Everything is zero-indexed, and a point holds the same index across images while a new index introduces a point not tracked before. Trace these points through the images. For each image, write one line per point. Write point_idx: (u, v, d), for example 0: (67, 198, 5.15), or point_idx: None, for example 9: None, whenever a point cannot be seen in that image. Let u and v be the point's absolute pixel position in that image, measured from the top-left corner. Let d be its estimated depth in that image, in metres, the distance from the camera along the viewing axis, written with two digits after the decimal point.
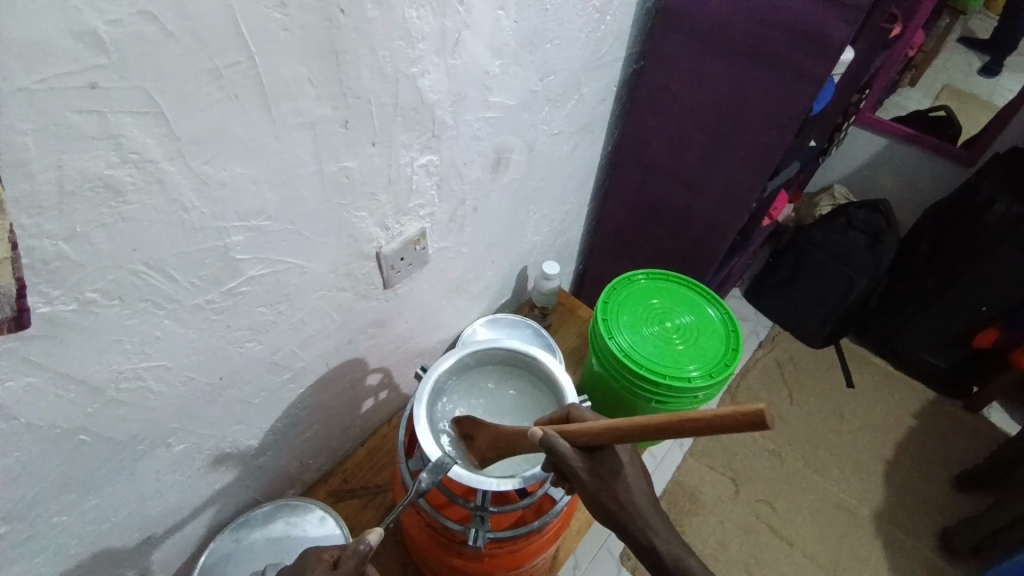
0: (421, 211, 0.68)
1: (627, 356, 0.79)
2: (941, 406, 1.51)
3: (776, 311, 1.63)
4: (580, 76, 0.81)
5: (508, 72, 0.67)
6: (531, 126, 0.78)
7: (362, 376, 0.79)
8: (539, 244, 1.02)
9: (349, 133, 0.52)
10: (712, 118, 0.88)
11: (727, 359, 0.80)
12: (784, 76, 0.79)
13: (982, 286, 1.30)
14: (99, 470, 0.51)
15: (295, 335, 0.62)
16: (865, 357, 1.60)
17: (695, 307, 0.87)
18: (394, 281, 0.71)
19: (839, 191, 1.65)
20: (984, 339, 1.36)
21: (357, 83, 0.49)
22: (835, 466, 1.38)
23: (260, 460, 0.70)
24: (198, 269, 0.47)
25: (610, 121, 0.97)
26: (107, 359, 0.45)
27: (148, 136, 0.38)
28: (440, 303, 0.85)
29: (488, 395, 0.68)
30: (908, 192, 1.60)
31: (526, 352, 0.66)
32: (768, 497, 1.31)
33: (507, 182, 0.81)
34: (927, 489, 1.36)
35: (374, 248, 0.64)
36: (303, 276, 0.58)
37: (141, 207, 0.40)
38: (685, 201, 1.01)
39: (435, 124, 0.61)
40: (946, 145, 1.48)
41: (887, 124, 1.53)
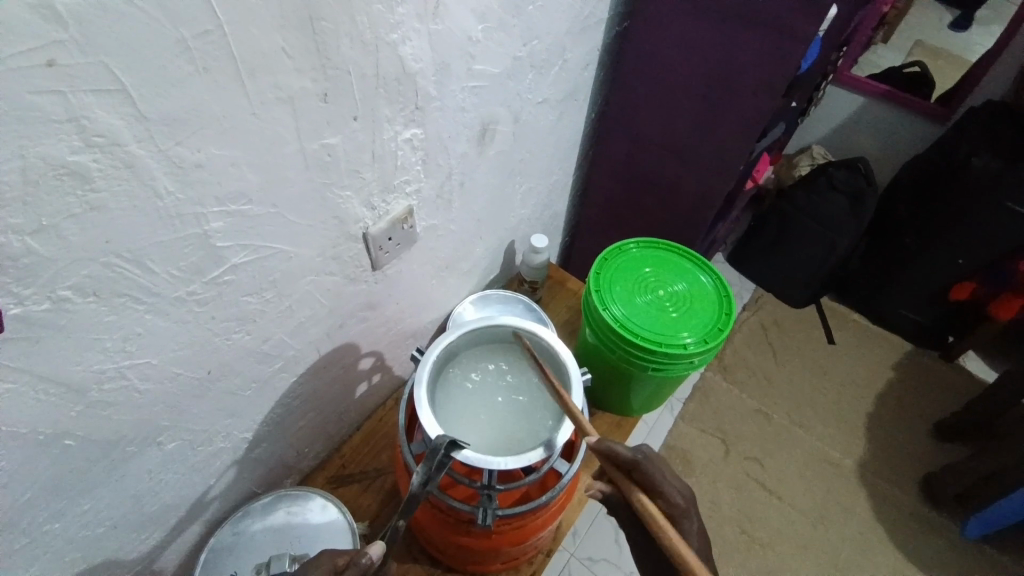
0: (408, 187, 0.65)
1: (622, 325, 0.79)
2: (918, 359, 1.57)
3: (760, 274, 1.66)
4: (564, 41, 0.78)
5: (491, 38, 0.64)
6: (515, 95, 0.75)
7: (355, 360, 0.77)
8: (527, 217, 1.01)
9: (330, 108, 0.49)
10: (700, 80, 0.86)
11: (720, 324, 0.80)
12: (774, 34, 0.76)
13: (960, 242, 1.33)
14: (89, 474, 0.49)
15: (285, 322, 0.60)
16: (844, 315, 1.64)
17: (687, 274, 0.87)
18: (384, 261, 0.69)
19: (818, 152, 1.66)
20: (961, 292, 1.41)
21: (336, 53, 0.46)
22: (819, 422, 1.43)
23: (256, 451, 0.69)
24: (178, 259, 0.44)
25: (595, 88, 0.94)
26: (88, 359, 0.42)
27: (113, 116, 0.35)
28: (430, 282, 0.83)
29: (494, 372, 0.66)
30: (885, 150, 1.62)
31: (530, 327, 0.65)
32: (757, 455, 1.36)
33: (493, 155, 0.79)
34: (907, 438, 1.42)
35: (362, 229, 0.62)
36: (289, 262, 0.55)
37: (111, 194, 0.37)
38: (673, 168, 0.99)
39: (418, 96, 0.58)
40: (921, 102, 1.49)
41: (865, 82, 1.55)
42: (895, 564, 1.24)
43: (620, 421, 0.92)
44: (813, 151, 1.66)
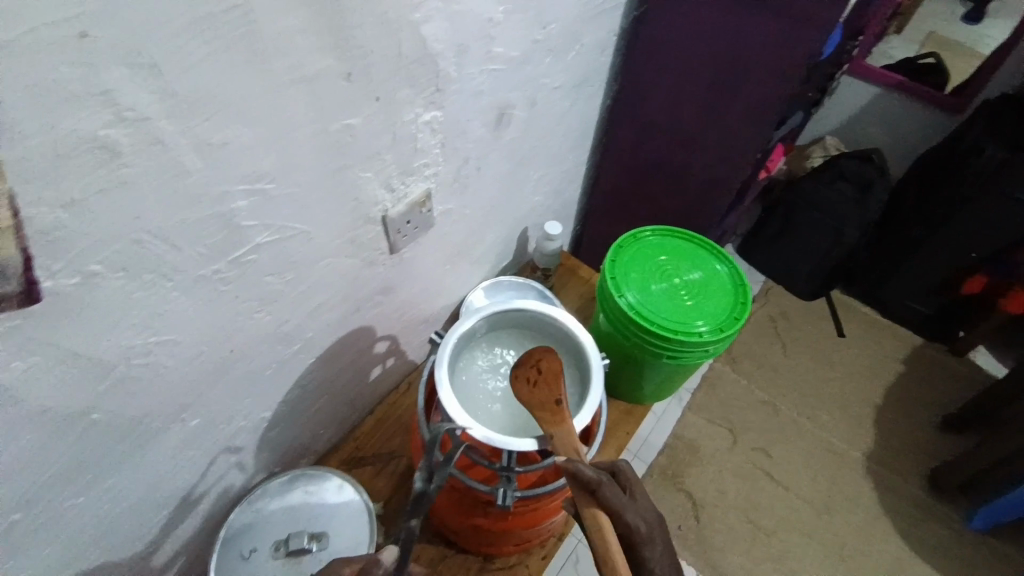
0: (426, 171, 0.65)
1: (636, 312, 0.79)
2: (928, 352, 1.56)
3: (770, 265, 1.65)
4: (581, 24, 0.77)
5: (511, 19, 0.63)
6: (532, 80, 0.75)
7: (369, 344, 0.77)
8: (539, 204, 1.00)
9: (352, 88, 0.49)
10: (717, 66, 0.85)
11: (736, 313, 0.80)
12: (795, 19, 0.76)
13: (971, 234, 1.33)
14: (113, 450, 0.49)
15: (303, 304, 0.60)
16: (854, 307, 1.64)
17: (702, 263, 0.87)
18: (400, 245, 0.68)
19: (831, 143, 1.65)
20: (973, 285, 1.40)
21: (359, 31, 0.46)
22: (827, 414, 1.43)
23: (273, 432, 0.69)
24: (203, 237, 0.45)
25: (610, 74, 0.93)
26: (114, 335, 0.43)
27: (142, 90, 0.35)
28: (444, 268, 0.84)
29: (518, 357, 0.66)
30: (899, 141, 1.61)
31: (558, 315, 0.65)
32: (764, 446, 1.36)
33: (509, 140, 0.78)
34: (915, 431, 1.42)
35: (380, 212, 0.62)
36: (309, 243, 0.55)
37: (140, 170, 0.37)
38: (688, 156, 0.99)
39: (438, 77, 0.58)
40: (935, 93, 1.48)
41: (879, 73, 1.53)
42: (902, 556, 1.24)
43: (632, 409, 0.92)
44: (826, 142, 1.65)
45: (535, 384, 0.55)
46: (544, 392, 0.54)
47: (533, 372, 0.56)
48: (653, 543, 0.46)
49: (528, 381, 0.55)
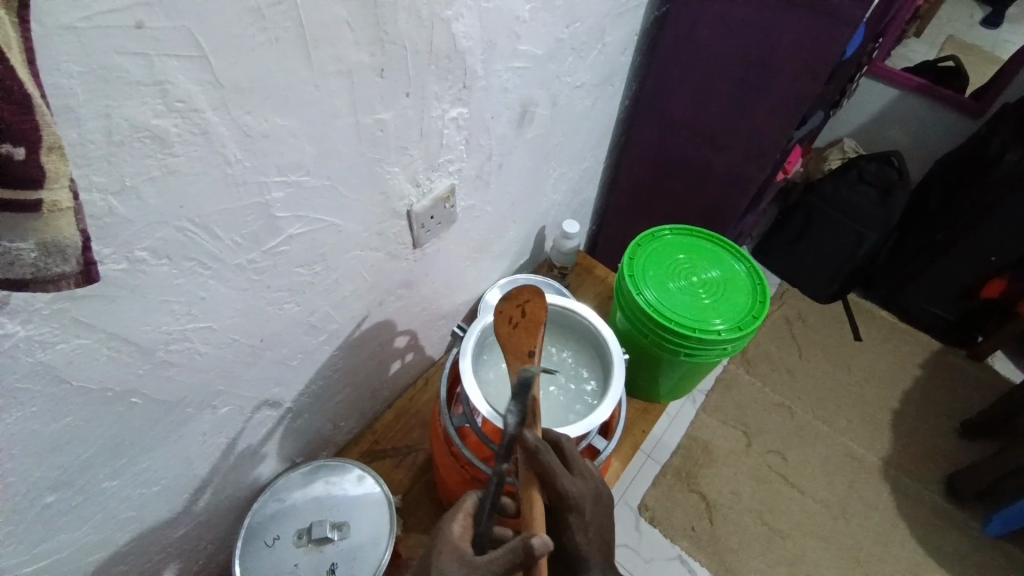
0: (450, 167, 0.66)
1: (654, 309, 0.79)
2: (946, 356, 1.54)
3: (785, 268, 1.65)
4: (604, 24, 0.78)
5: (537, 18, 0.64)
6: (555, 78, 0.76)
7: (390, 338, 0.78)
8: (557, 203, 1.01)
9: (384, 83, 0.50)
10: (737, 65, 0.86)
11: (754, 311, 0.80)
12: (818, 18, 0.76)
13: (992, 238, 1.32)
14: (148, 433, 0.51)
15: (330, 295, 0.61)
16: (871, 311, 1.62)
17: (720, 261, 0.87)
18: (424, 240, 0.69)
19: (849, 145, 1.64)
20: (992, 290, 1.38)
21: (393, 26, 0.47)
22: (842, 418, 1.42)
23: (297, 422, 0.71)
24: (240, 227, 0.46)
25: (630, 73, 0.94)
26: (155, 321, 0.44)
27: (192, 83, 0.36)
28: (464, 264, 0.85)
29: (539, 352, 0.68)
30: (918, 144, 1.59)
31: (581, 311, 0.66)
32: (779, 448, 1.36)
33: (531, 137, 0.79)
34: (932, 436, 1.41)
35: (405, 206, 0.63)
36: (338, 235, 0.57)
37: (186, 159, 0.39)
38: (707, 155, 0.99)
39: (466, 74, 0.59)
40: (955, 96, 1.47)
41: (898, 75, 1.52)
42: (918, 562, 1.23)
43: (648, 407, 0.92)
44: (843, 145, 1.64)
45: (517, 326, 0.54)
46: (522, 334, 0.54)
47: (516, 315, 0.55)
48: (579, 511, 0.49)
49: (509, 321, 0.55)
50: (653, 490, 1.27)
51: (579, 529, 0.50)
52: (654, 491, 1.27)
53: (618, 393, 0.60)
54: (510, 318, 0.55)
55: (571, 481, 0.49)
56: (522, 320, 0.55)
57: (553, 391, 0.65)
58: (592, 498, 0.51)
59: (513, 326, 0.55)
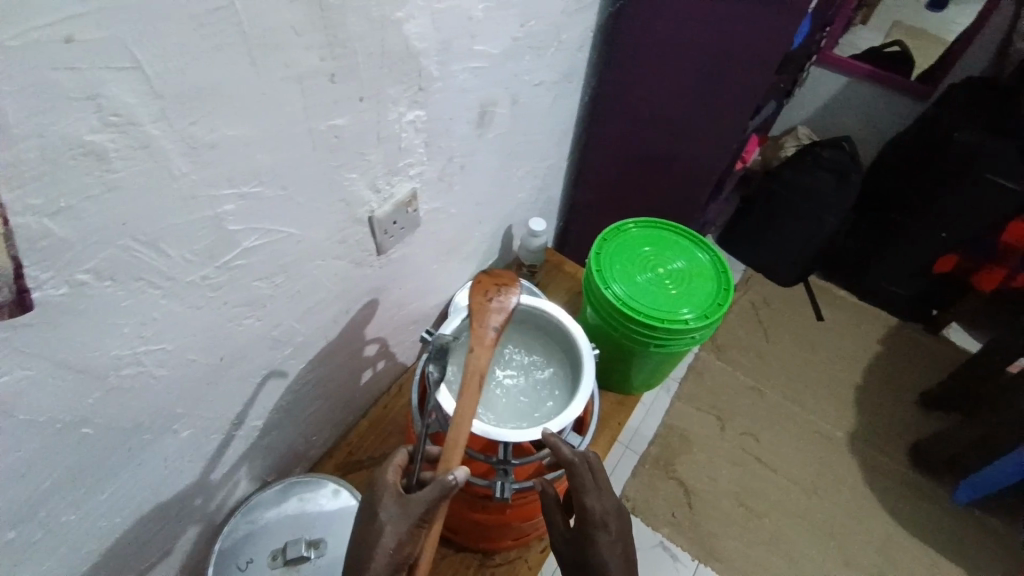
0: (411, 170, 0.65)
1: (624, 303, 0.80)
2: (903, 331, 1.61)
3: (749, 254, 1.69)
4: (560, 21, 0.78)
5: (491, 17, 0.64)
6: (513, 77, 0.75)
7: (360, 347, 0.77)
8: (523, 201, 1.01)
9: (338, 88, 0.49)
10: (695, 57, 0.87)
11: (720, 299, 0.82)
12: (767, 9, 0.78)
13: (944, 216, 1.37)
14: (107, 462, 0.49)
15: (294, 307, 0.60)
16: (832, 292, 1.68)
17: (686, 252, 0.88)
18: (388, 246, 0.68)
19: (803, 133, 1.69)
20: (945, 265, 1.46)
21: (343, 30, 0.46)
22: (810, 397, 1.47)
23: (267, 439, 0.69)
24: (192, 242, 0.44)
25: (589, 69, 0.95)
26: (106, 345, 0.42)
27: (129, 95, 0.34)
28: (433, 267, 0.84)
29: (512, 353, 0.67)
30: (868, 129, 1.65)
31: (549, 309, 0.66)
32: (752, 430, 1.39)
33: (492, 137, 0.79)
34: (894, 409, 1.47)
35: (367, 212, 0.62)
36: (298, 246, 0.55)
37: (129, 175, 0.37)
38: (668, 147, 1.00)
39: (422, 76, 0.58)
40: (903, 79, 1.53)
41: (847, 62, 1.58)
42: (888, 530, 1.28)
43: (623, 399, 0.93)
44: (798, 132, 1.69)
45: (492, 299, 0.58)
46: (489, 308, 0.58)
47: (491, 290, 0.59)
48: (604, 528, 0.51)
49: (483, 292, 0.58)
50: (633, 480, 1.29)
51: (604, 547, 0.50)
52: (634, 481, 1.29)
53: (591, 388, 0.60)
54: (485, 291, 0.59)
55: (594, 497, 0.51)
56: (495, 293, 0.59)
57: (527, 390, 0.65)
58: (615, 516, 0.52)
59: (488, 299, 0.58)
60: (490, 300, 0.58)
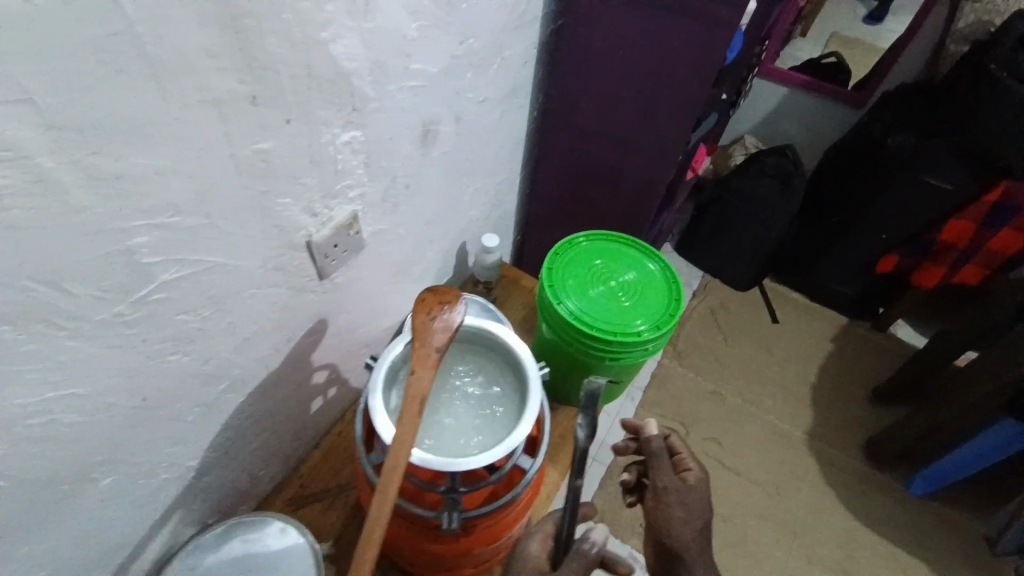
0: (350, 193, 0.63)
1: (577, 319, 0.79)
2: (853, 330, 1.67)
3: (706, 260, 1.72)
4: (501, 38, 0.78)
5: (425, 35, 0.63)
6: (455, 94, 0.75)
7: (307, 375, 0.74)
8: (476, 217, 1.00)
9: (260, 111, 0.47)
10: (635, 74, 0.88)
11: (671, 309, 0.83)
12: (699, 26, 0.80)
13: (882, 220, 1.43)
14: (16, 520, 0.45)
15: (228, 339, 0.57)
16: (785, 295, 1.73)
17: (636, 264, 0.89)
18: (331, 270, 0.66)
19: (750, 142, 1.75)
20: (887, 265, 1.52)
21: (261, 51, 0.44)
22: (768, 398, 1.50)
23: (205, 480, 0.65)
24: (103, 278, 0.41)
25: (534, 87, 0.94)
26: (7, 393, 0.39)
27: (19, 127, 0.32)
28: (383, 289, 0.82)
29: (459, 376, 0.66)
30: (809, 137, 1.72)
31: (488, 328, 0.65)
32: (714, 435, 1.42)
33: (437, 155, 0.78)
34: (849, 406, 1.52)
35: (304, 237, 0.59)
36: (228, 275, 0.52)
37: (23, 211, 0.34)
38: (617, 161, 1.01)
39: (355, 97, 0.56)
40: (839, 90, 1.60)
41: (788, 74, 1.64)
42: (847, 525, 1.31)
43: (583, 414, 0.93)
44: (745, 141, 1.75)
45: (437, 317, 0.57)
46: (437, 325, 0.56)
47: (435, 308, 0.57)
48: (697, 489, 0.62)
49: (428, 310, 0.57)
50: (601, 494, 1.28)
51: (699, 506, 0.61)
52: (602, 494, 1.28)
53: (537, 404, 0.59)
54: (430, 309, 0.57)
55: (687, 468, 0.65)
56: (441, 310, 0.57)
57: (472, 415, 0.63)
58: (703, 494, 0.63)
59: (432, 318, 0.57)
60: (437, 317, 0.57)
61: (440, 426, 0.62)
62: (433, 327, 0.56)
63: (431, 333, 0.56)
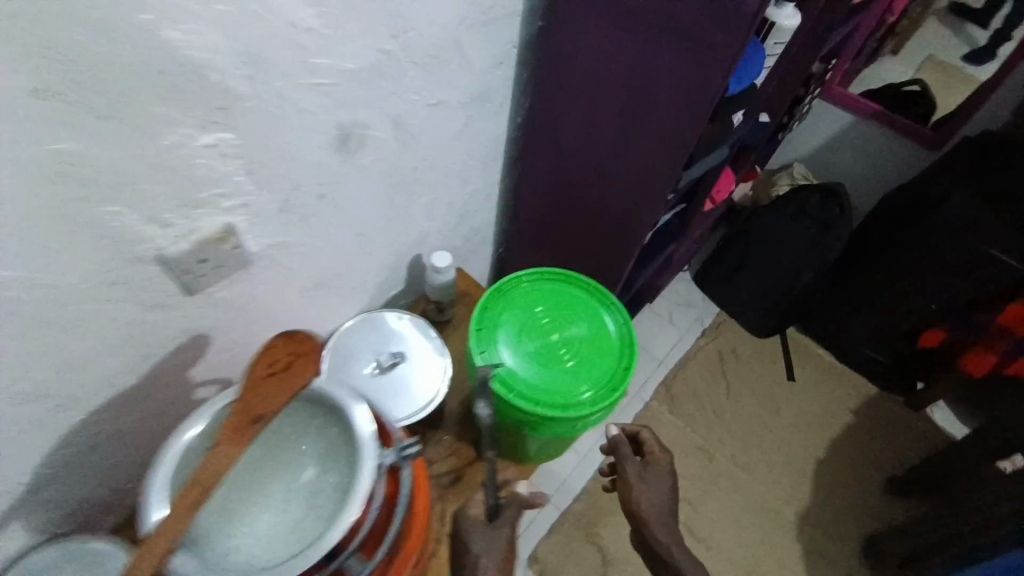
0: (225, 203, 0.54)
1: (499, 378, 0.69)
2: (881, 403, 1.46)
3: (722, 298, 1.53)
4: (460, 33, 0.65)
5: (333, 25, 0.51)
6: (391, 96, 0.63)
7: (187, 390, 0.66)
8: (435, 229, 0.89)
9: (50, 109, 0.38)
10: (619, 94, 0.74)
11: (615, 381, 0.71)
12: (693, 50, 0.64)
13: (933, 285, 1.22)
14: None
15: (49, 356, 0.50)
16: (808, 349, 1.53)
17: (590, 317, 0.76)
18: (202, 286, 0.57)
19: (799, 171, 1.53)
20: (931, 340, 1.29)
21: (31, 35, 0.34)
22: (762, 465, 1.34)
23: (46, 493, 0.59)
24: None
25: (513, 92, 0.82)
26: None
27: None
28: (296, 303, 0.73)
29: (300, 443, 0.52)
30: (869, 175, 1.49)
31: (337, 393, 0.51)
32: (689, 497, 1.28)
33: (368, 163, 0.67)
34: (855, 490, 1.33)
35: (154, 251, 0.51)
36: (31, 291, 0.45)
37: None
38: (597, 189, 0.87)
39: (216, 95, 0.46)
40: (912, 125, 1.36)
41: (855, 99, 1.41)
42: None
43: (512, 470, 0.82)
44: (793, 170, 1.53)
45: (274, 375, 0.47)
46: (270, 386, 0.46)
47: (279, 362, 0.48)
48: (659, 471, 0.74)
49: (267, 365, 0.47)
50: (547, 539, 1.18)
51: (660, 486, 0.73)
52: (548, 540, 1.18)
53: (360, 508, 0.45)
54: (268, 363, 0.47)
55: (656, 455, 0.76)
56: (281, 367, 0.47)
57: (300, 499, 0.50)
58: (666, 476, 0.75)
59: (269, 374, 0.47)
60: (273, 376, 0.47)
61: (259, 503, 0.50)
62: (262, 387, 0.46)
63: (260, 393, 0.46)
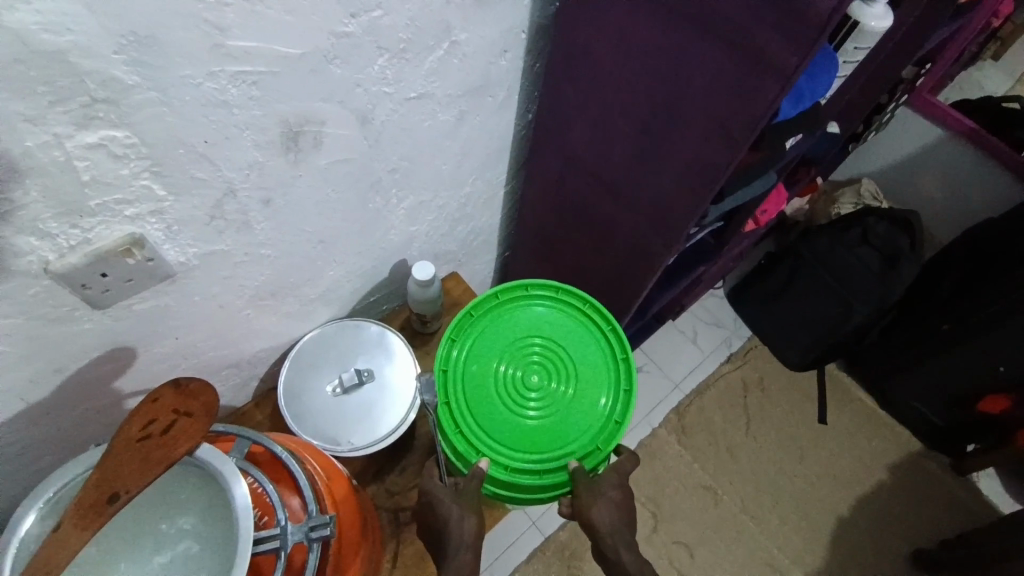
0: (130, 211, 0.45)
1: (464, 436, 0.62)
2: (923, 463, 1.29)
3: (756, 321, 1.36)
4: (447, 13, 0.52)
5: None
6: (353, 87, 0.51)
7: (117, 401, 0.60)
8: (422, 233, 0.79)
9: None
10: (639, 100, 0.60)
11: (598, 439, 0.63)
12: (735, 57, 0.49)
13: (1009, 347, 1.02)
14: None
15: None
16: (848, 391, 1.35)
17: (574, 359, 0.67)
18: (112, 300, 0.49)
19: (867, 188, 1.32)
20: (991, 405, 1.11)
21: None
22: (775, 517, 1.21)
23: None
24: None
25: (522, 83, 0.69)
26: None
27: None
28: (246, 312, 0.65)
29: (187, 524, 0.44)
30: (951, 203, 1.27)
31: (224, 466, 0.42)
32: (686, 541, 1.18)
33: (328, 163, 0.56)
34: (876, 558, 1.19)
35: (38, 264, 0.42)
36: None
37: None
38: (607, 207, 0.74)
39: (94, 89, 0.36)
40: (1011, 151, 1.13)
41: (946, 112, 1.18)
42: None
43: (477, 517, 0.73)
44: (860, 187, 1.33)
45: (151, 437, 0.39)
46: (143, 451, 0.39)
47: (160, 423, 0.40)
48: None
49: (146, 424, 0.40)
50: (525, 565, 1.11)
51: None
52: (525, 566, 1.11)
53: None
54: (149, 422, 0.40)
55: None
56: (161, 428, 0.40)
57: None
58: None
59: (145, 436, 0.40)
60: (150, 439, 0.39)
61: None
62: (134, 452, 0.39)
63: (131, 460, 0.38)
